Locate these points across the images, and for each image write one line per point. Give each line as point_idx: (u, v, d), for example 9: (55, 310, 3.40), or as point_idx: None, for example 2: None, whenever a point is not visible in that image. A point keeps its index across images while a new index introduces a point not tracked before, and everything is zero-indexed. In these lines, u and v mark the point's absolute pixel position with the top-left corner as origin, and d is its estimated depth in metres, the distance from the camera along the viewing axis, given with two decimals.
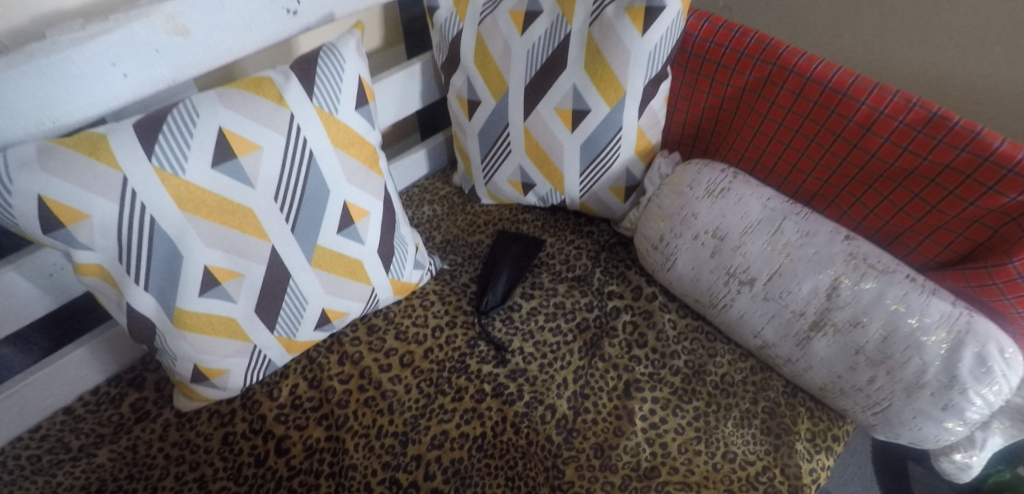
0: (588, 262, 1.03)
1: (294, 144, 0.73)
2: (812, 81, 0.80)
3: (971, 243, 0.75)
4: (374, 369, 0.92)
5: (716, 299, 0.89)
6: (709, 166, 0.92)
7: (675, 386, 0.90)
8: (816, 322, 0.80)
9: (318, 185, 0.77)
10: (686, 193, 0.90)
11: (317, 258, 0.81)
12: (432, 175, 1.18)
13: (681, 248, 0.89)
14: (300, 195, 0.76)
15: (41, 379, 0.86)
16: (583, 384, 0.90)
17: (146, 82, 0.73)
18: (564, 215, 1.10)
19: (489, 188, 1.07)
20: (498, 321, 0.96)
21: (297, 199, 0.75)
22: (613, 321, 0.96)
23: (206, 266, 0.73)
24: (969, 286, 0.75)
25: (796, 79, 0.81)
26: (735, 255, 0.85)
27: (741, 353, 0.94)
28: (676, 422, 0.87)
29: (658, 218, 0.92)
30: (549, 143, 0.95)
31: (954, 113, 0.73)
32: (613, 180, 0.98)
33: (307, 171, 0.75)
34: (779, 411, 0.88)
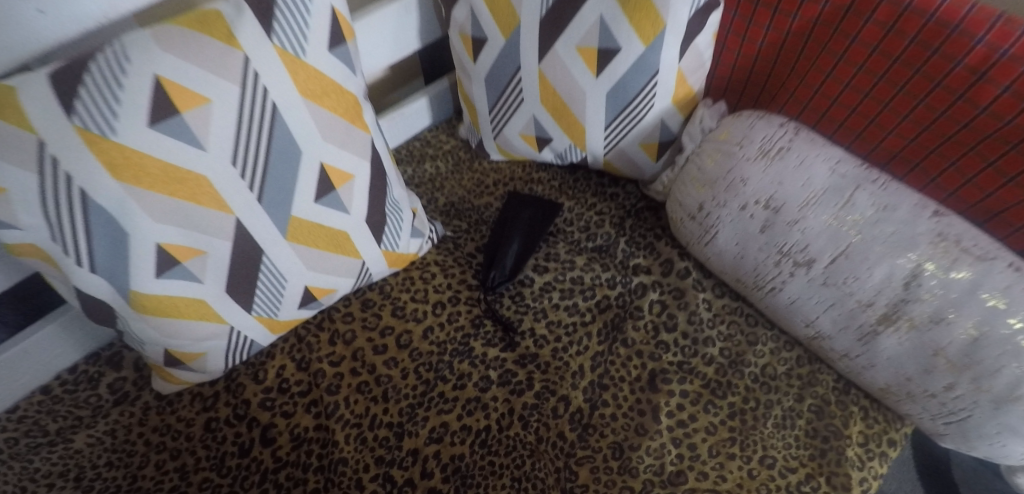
0: (612, 231, 0.90)
1: (253, 96, 0.60)
2: (911, 12, 0.62)
3: None
4: (367, 351, 0.82)
5: (764, 282, 0.75)
6: (765, 118, 0.75)
7: (708, 378, 0.78)
8: (887, 315, 0.66)
9: (287, 146, 0.64)
10: (735, 152, 0.74)
11: (293, 231, 0.69)
12: (435, 126, 1.05)
13: (725, 220, 0.75)
14: (266, 159, 0.63)
15: (9, 359, 0.79)
16: (603, 374, 0.79)
17: (72, 21, 0.61)
18: (585, 174, 0.96)
19: (500, 142, 0.93)
20: (506, 298, 0.85)
21: (262, 163, 0.63)
22: (639, 300, 0.84)
23: (159, 244, 0.61)
24: None
25: (890, 8, 0.63)
26: (792, 232, 0.70)
27: (786, 341, 0.81)
28: (707, 421, 0.76)
29: (698, 182, 0.77)
30: (569, 90, 0.80)
31: None
32: (645, 134, 0.82)
33: (271, 129, 0.62)
34: (829, 411, 0.76)
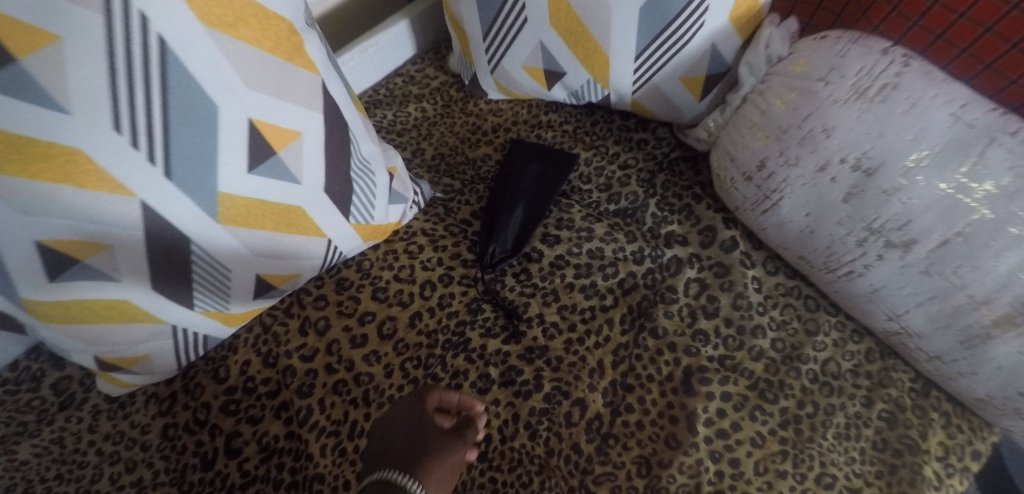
0: (640, 190, 0.72)
1: (127, 29, 0.42)
2: None
3: None
4: (343, 344, 0.69)
5: (841, 264, 0.58)
6: (862, 42, 0.54)
7: (756, 377, 0.64)
8: (1009, 317, 0.50)
9: (191, 103, 0.46)
10: (817, 92, 0.54)
11: (226, 211, 0.52)
12: (421, 56, 0.89)
13: (796, 184, 0.56)
14: (165, 120, 0.45)
15: None
16: (627, 372, 0.65)
17: None
18: (605, 115, 0.79)
19: (499, 77, 0.73)
20: (509, 277, 0.70)
21: (161, 126, 0.45)
22: (672, 279, 0.68)
23: (39, 243, 0.47)
24: None
25: None
26: (892, 203, 0.52)
27: (852, 330, 0.66)
28: (754, 431, 0.62)
29: (761, 131, 0.58)
30: (588, 5, 0.60)
31: None
32: (689, 64, 0.62)
33: (164, 76, 0.44)
34: (904, 419, 0.62)
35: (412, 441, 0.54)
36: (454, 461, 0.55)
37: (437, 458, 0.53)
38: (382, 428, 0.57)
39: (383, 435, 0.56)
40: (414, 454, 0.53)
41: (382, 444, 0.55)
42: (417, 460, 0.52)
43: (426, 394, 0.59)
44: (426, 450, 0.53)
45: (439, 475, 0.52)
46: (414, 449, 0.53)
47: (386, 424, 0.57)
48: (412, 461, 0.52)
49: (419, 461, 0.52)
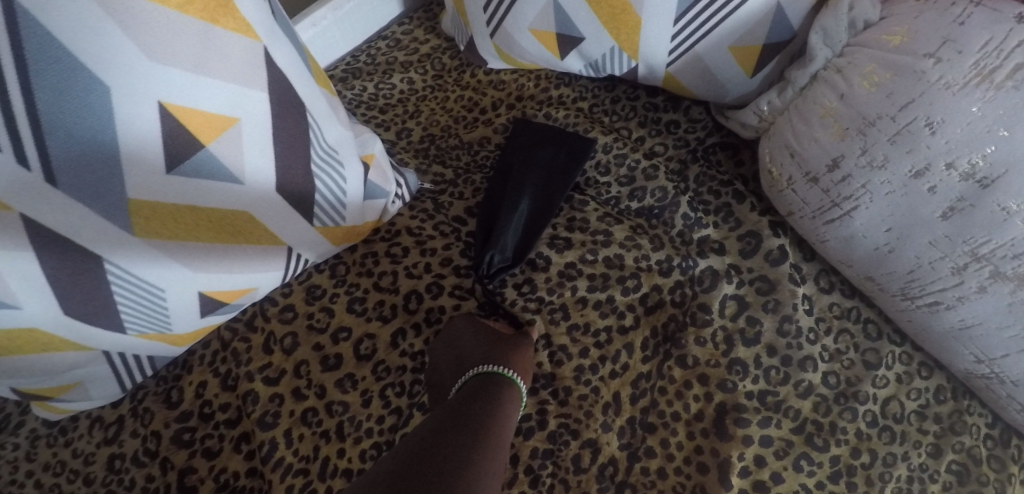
0: (669, 184, 0.60)
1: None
2: None
3: None
4: (313, 366, 0.58)
5: (925, 292, 0.46)
6: (988, 2, 0.39)
7: (802, 418, 0.53)
8: None
9: (66, 80, 0.34)
10: (923, 71, 0.41)
11: (144, 221, 0.41)
12: (409, 15, 0.76)
13: (878, 192, 0.44)
14: (31, 103, 0.34)
15: None
16: (648, 409, 0.54)
17: None
18: (628, 90, 0.66)
19: (500, 41, 0.60)
20: (510, 288, 0.59)
21: (25, 112, 0.34)
22: (704, 297, 0.56)
23: None
24: None
25: None
26: (1010, 224, 0.39)
27: (920, 362, 0.55)
28: (798, 484, 0.51)
29: (835, 121, 0.45)
30: None
31: None
32: (740, 28, 0.49)
33: (22, 44, 0.32)
34: (979, 474, 0.51)
35: (491, 344, 0.55)
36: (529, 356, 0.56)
37: (519, 350, 0.55)
38: (447, 347, 0.55)
39: (451, 350, 0.55)
40: (497, 349, 0.54)
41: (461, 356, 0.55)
42: (505, 350, 0.54)
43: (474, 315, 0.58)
44: (507, 346, 0.55)
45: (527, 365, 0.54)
46: (497, 346, 0.54)
47: (449, 343, 0.56)
48: (498, 354, 0.53)
49: (507, 352, 0.54)
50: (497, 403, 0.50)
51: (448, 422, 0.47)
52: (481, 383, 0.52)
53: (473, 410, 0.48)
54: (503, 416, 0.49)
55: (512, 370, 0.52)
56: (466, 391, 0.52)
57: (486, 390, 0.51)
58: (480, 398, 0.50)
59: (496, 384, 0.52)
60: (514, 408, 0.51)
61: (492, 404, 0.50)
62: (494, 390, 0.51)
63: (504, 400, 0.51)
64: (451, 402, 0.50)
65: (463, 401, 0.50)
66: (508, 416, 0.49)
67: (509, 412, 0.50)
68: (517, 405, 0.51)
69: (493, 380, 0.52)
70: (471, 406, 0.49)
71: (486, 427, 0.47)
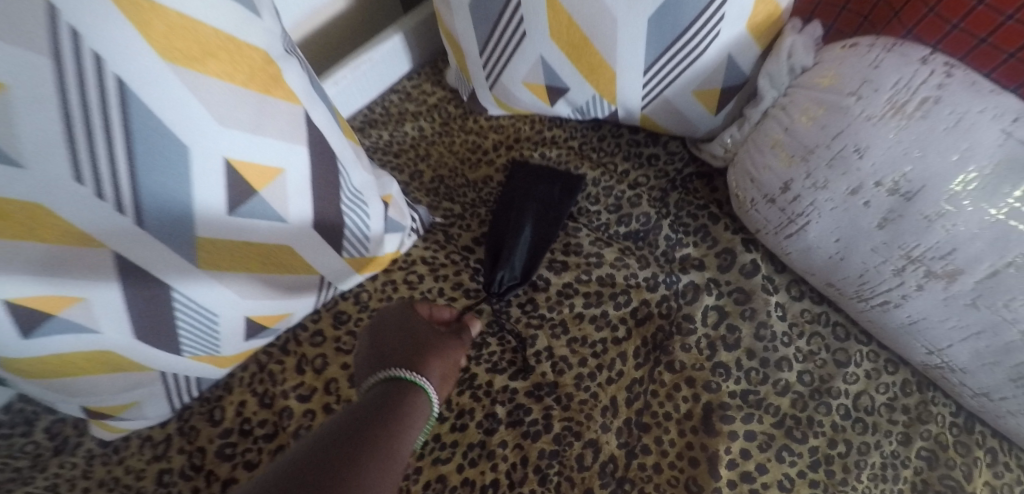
0: (652, 210, 0.68)
1: (80, 71, 0.37)
2: None
3: None
4: (342, 383, 0.65)
5: (875, 293, 0.53)
6: (897, 49, 0.48)
7: (782, 414, 0.59)
8: None
9: (157, 146, 0.42)
10: (848, 107, 0.49)
11: (207, 256, 0.49)
12: (417, 71, 0.85)
13: (824, 208, 0.51)
14: (130, 166, 0.42)
15: None
16: (642, 411, 0.60)
17: None
18: (613, 129, 0.74)
19: (500, 93, 0.69)
20: (516, 307, 0.66)
21: (126, 174, 0.42)
22: (688, 308, 0.63)
23: (7, 302, 0.43)
24: None
25: None
26: (933, 231, 0.46)
27: (886, 359, 0.61)
28: (781, 473, 0.57)
29: (784, 150, 0.53)
30: (592, 20, 0.55)
31: None
32: (702, 77, 0.57)
33: (126, 122, 0.40)
34: (946, 458, 0.56)
35: (411, 342, 0.56)
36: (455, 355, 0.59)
37: (439, 354, 0.56)
38: (373, 336, 0.58)
39: (376, 343, 0.58)
40: (413, 351, 0.55)
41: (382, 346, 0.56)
42: (418, 356, 0.55)
43: (405, 301, 0.60)
44: (426, 348, 0.56)
45: (443, 369, 0.56)
46: (416, 347, 0.56)
47: (375, 331, 0.59)
48: (413, 360, 0.55)
49: (420, 357, 0.55)
50: (397, 417, 0.50)
51: (337, 440, 0.47)
52: (389, 390, 0.52)
53: (367, 428, 0.48)
54: (403, 428, 0.49)
55: (419, 378, 0.53)
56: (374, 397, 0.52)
57: (392, 396, 0.52)
58: (380, 411, 0.50)
59: (401, 393, 0.52)
60: (417, 418, 0.51)
61: (389, 419, 0.49)
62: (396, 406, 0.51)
63: (407, 407, 0.51)
64: (353, 416, 0.50)
65: (363, 416, 0.50)
66: (406, 433, 0.49)
67: (410, 427, 0.50)
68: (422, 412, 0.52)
69: (399, 390, 0.52)
70: (368, 424, 0.49)
71: (375, 448, 0.47)
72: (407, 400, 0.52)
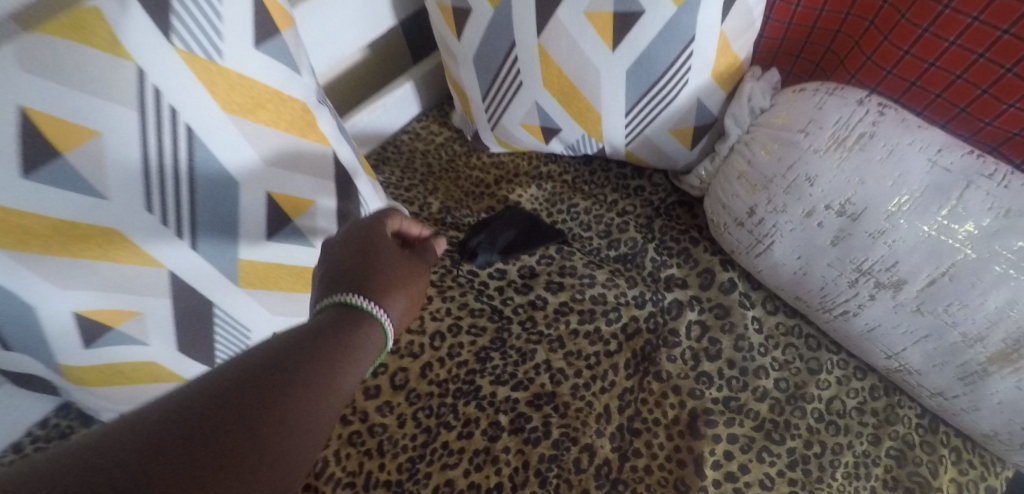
0: (638, 235, 0.75)
1: (159, 120, 0.45)
2: None
3: None
4: (357, 395, 0.71)
5: (836, 305, 0.59)
6: (837, 93, 0.57)
7: (761, 417, 0.65)
8: (1003, 354, 0.51)
9: (212, 181, 0.50)
10: (799, 142, 0.57)
11: (246, 276, 0.56)
12: (425, 113, 0.94)
13: (785, 229, 0.59)
14: (190, 198, 0.49)
15: None
16: (633, 416, 0.66)
17: None
18: (603, 164, 0.82)
19: (500, 133, 0.77)
20: (517, 324, 0.72)
21: (187, 206, 0.49)
22: (673, 323, 0.69)
23: (76, 313, 0.49)
24: None
25: None
26: (877, 247, 0.54)
27: (855, 367, 0.67)
28: (762, 473, 0.62)
29: (748, 180, 0.61)
30: (580, 71, 0.63)
31: None
32: (676, 118, 0.65)
33: (191, 161, 0.48)
34: (913, 456, 0.62)
35: (373, 263, 0.50)
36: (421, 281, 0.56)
37: (402, 284, 0.51)
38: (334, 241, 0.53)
39: (332, 257, 0.51)
40: (376, 273, 0.49)
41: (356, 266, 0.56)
42: (377, 283, 0.49)
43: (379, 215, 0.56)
44: (389, 275, 0.50)
45: (405, 304, 0.50)
46: (378, 271, 0.49)
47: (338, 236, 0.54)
48: (371, 285, 0.48)
49: (382, 283, 0.49)
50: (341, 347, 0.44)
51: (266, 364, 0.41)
52: (340, 315, 0.46)
53: (305, 355, 0.42)
54: (348, 358, 0.44)
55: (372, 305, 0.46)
56: (323, 320, 0.45)
57: (343, 322, 0.45)
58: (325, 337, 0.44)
59: (354, 320, 0.46)
60: (369, 351, 0.46)
61: (329, 350, 0.43)
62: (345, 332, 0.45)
63: (359, 336, 0.45)
64: (292, 337, 0.44)
65: (300, 340, 0.43)
66: (347, 367, 0.43)
67: (358, 361, 0.44)
68: (375, 349, 0.46)
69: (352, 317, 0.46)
70: (304, 352, 0.42)
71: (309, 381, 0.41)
72: (360, 329, 0.46)
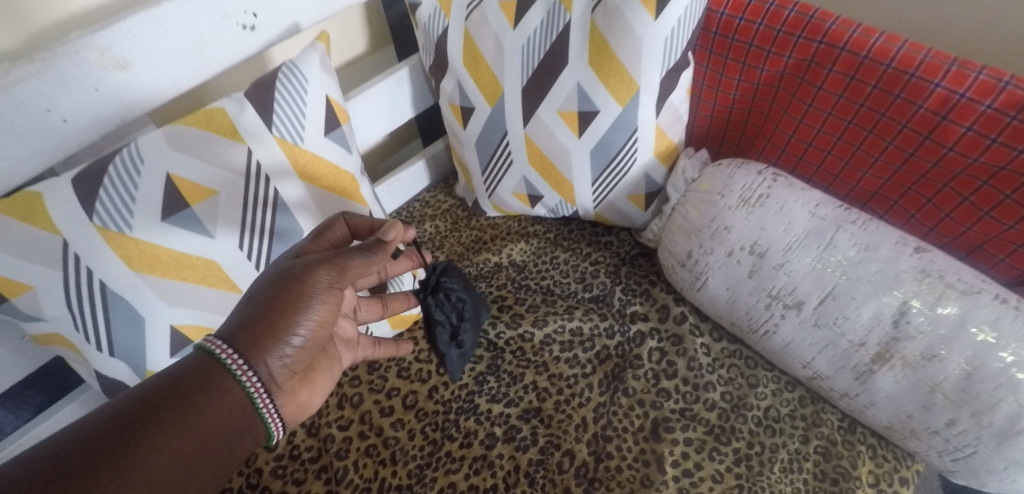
0: (608, 280, 0.92)
1: (256, 184, 0.65)
2: (857, 80, 0.67)
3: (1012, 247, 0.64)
4: (374, 414, 0.84)
5: (760, 326, 0.76)
6: (742, 166, 0.78)
7: (712, 424, 0.79)
8: (880, 354, 0.67)
9: (287, 227, 0.68)
10: (716, 202, 0.77)
11: None
12: (433, 186, 1.14)
13: (715, 267, 0.76)
14: (271, 241, 0.67)
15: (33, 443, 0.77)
16: (606, 425, 0.80)
17: None
18: (579, 224, 1.01)
19: (495, 200, 0.96)
20: (509, 353, 0.87)
21: (266, 247, 0.67)
22: (638, 349, 0.85)
23: (173, 326, 0.64)
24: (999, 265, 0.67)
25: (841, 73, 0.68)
26: (779, 276, 0.72)
27: (787, 381, 0.82)
28: (713, 469, 0.75)
29: (685, 231, 0.80)
30: (555, 151, 0.83)
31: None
32: (630, 187, 0.85)
33: (274, 213, 0.67)
34: (836, 452, 0.75)
35: (250, 313, 0.58)
36: (339, 281, 0.62)
37: (274, 327, 0.57)
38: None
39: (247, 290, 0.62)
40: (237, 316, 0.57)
41: (374, 309, 0.80)
42: (236, 327, 0.57)
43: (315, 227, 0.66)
44: (260, 321, 0.57)
45: (274, 348, 0.57)
46: (249, 323, 0.57)
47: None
48: (236, 341, 0.56)
49: (243, 328, 0.57)
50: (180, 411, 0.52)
51: (137, 412, 0.51)
52: (205, 367, 0.55)
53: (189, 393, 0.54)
54: (219, 406, 0.54)
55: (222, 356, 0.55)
56: (198, 368, 0.55)
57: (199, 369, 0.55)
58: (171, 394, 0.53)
59: (213, 375, 0.55)
60: (232, 401, 0.55)
61: (208, 393, 0.54)
62: (199, 389, 0.54)
63: (215, 392, 0.55)
64: (189, 377, 0.55)
65: (192, 383, 0.54)
66: (223, 408, 0.55)
67: (234, 401, 0.55)
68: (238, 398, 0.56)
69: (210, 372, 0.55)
70: (195, 390, 0.54)
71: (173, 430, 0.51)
72: (217, 384, 0.55)
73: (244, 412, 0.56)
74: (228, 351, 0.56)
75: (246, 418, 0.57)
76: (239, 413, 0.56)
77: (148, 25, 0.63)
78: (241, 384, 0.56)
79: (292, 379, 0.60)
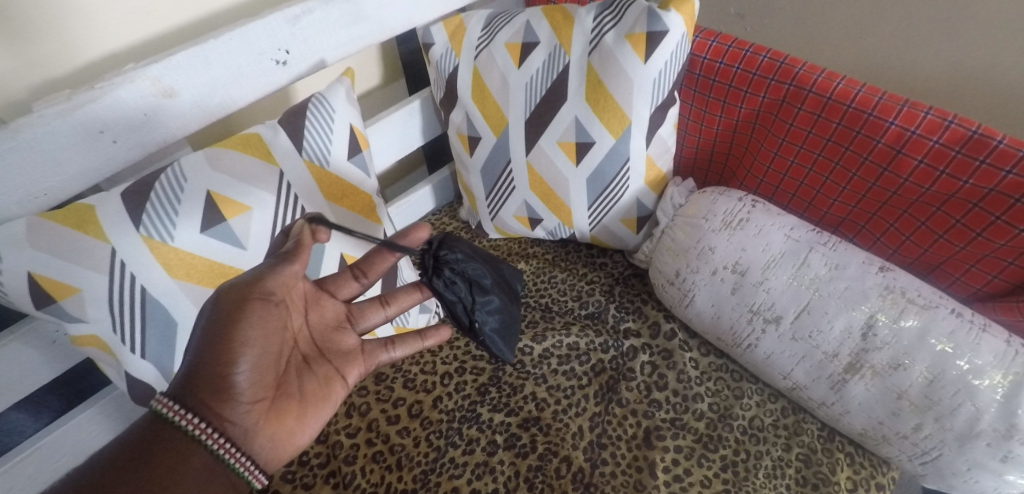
0: (602, 298, 0.99)
1: (286, 202, 0.72)
2: (823, 118, 0.76)
3: (965, 265, 0.73)
4: (381, 422, 0.89)
5: (744, 341, 0.82)
6: (721, 194, 0.86)
7: (700, 433, 0.84)
8: (852, 364, 0.73)
9: None
10: (701, 224, 0.84)
11: None
12: (438, 210, 1.21)
13: (700, 285, 0.83)
14: None
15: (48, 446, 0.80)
16: (601, 434, 0.85)
17: None
18: (576, 246, 1.08)
19: (498, 223, 1.03)
20: (509, 366, 0.93)
21: None
22: (631, 362, 0.91)
23: None
24: (956, 282, 0.75)
25: (809, 113, 0.77)
26: (758, 293, 0.79)
27: (770, 393, 0.87)
28: (702, 475, 0.80)
29: (672, 250, 0.87)
30: (554, 178, 0.91)
31: (973, 121, 0.67)
32: (623, 211, 0.93)
33: None
34: (817, 459, 0.81)
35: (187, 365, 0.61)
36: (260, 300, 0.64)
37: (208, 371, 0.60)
38: (306, 290, 0.73)
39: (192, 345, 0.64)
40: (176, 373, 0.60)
41: (376, 312, 0.80)
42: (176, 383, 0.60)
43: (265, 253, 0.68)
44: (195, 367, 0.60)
45: (217, 386, 0.60)
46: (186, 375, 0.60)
47: (312, 285, 0.74)
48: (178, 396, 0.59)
49: (184, 382, 0.60)
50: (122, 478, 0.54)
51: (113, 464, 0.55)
52: (154, 431, 0.58)
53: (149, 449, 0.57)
54: (178, 457, 0.58)
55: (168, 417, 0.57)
56: (147, 433, 0.58)
57: (141, 432, 0.58)
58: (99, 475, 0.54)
59: (163, 434, 0.58)
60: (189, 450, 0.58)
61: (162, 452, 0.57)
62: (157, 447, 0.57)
63: (169, 448, 0.58)
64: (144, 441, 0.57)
65: (147, 446, 0.57)
66: (181, 459, 0.58)
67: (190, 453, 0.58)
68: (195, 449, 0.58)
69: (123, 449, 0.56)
70: (153, 448, 0.57)
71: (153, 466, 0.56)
72: (169, 442, 0.58)
73: (200, 457, 0.59)
74: (174, 410, 0.58)
75: (206, 462, 0.59)
76: (194, 459, 0.58)
77: (195, 60, 0.71)
78: (187, 432, 0.58)
79: (252, 412, 0.63)
